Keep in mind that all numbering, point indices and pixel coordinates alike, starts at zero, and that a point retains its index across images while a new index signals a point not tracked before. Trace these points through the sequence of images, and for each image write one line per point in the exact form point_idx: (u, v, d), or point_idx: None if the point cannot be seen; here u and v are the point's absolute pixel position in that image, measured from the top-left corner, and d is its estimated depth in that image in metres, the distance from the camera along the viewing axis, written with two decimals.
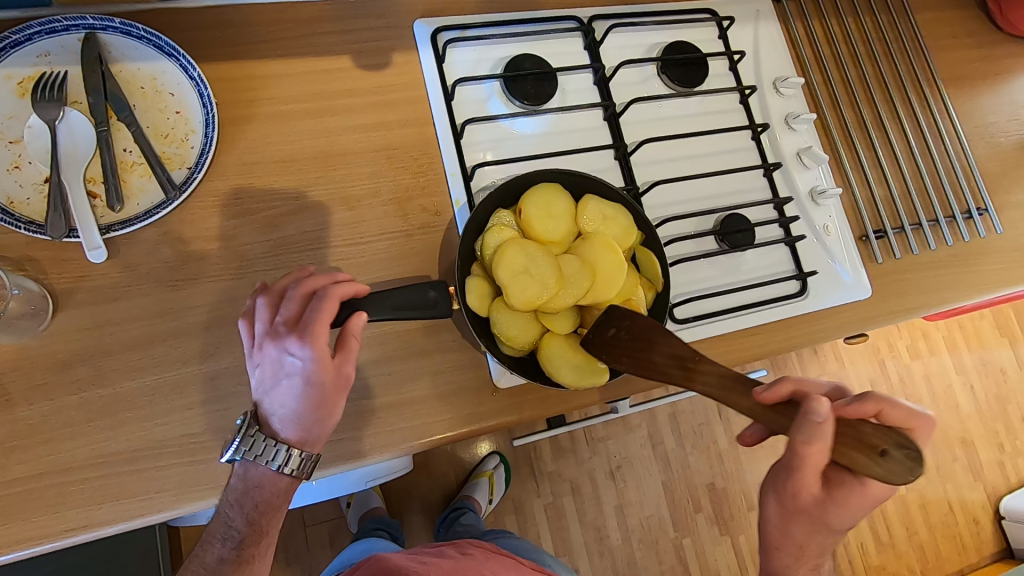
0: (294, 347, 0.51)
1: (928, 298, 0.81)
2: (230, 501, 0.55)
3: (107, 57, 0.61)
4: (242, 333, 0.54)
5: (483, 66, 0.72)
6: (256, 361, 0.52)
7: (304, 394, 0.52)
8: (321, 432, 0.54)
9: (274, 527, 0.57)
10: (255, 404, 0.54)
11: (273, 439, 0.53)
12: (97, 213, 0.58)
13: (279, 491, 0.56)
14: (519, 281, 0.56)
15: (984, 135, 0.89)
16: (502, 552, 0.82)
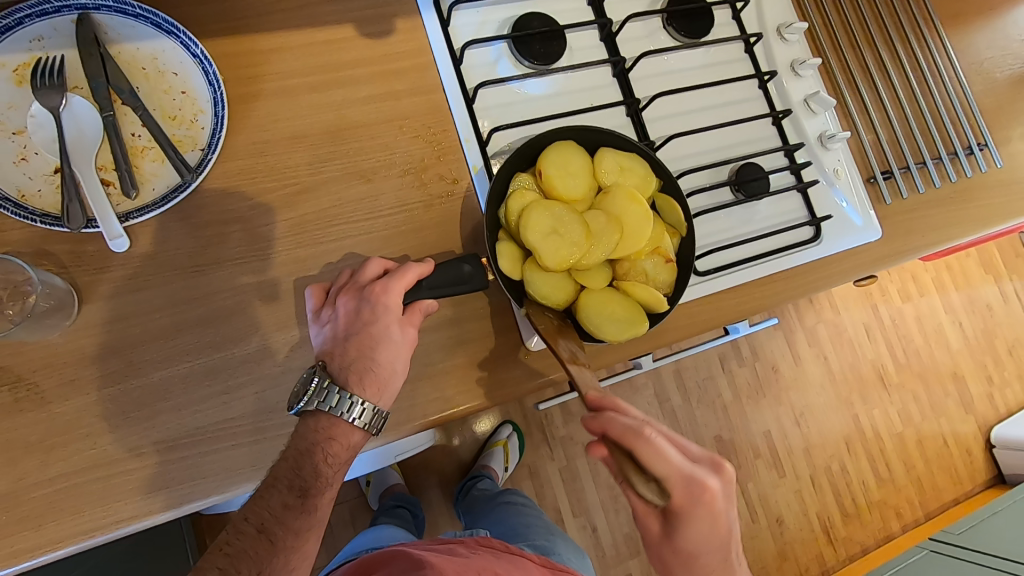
0: (373, 295, 0.54)
1: (934, 235, 0.83)
2: (302, 447, 0.52)
3: (103, 38, 0.58)
4: (310, 296, 0.56)
5: (489, 28, 0.71)
6: (328, 317, 0.55)
7: (379, 341, 0.54)
8: (391, 387, 0.54)
9: (335, 483, 0.54)
10: (320, 360, 0.54)
11: (345, 391, 0.53)
12: (113, 201, 0.57)
13: (347, 447, 0.54)
14: (551, 243, 0.56)
15: (980, 72, 0.90)
16: (513, 551, 0.76)
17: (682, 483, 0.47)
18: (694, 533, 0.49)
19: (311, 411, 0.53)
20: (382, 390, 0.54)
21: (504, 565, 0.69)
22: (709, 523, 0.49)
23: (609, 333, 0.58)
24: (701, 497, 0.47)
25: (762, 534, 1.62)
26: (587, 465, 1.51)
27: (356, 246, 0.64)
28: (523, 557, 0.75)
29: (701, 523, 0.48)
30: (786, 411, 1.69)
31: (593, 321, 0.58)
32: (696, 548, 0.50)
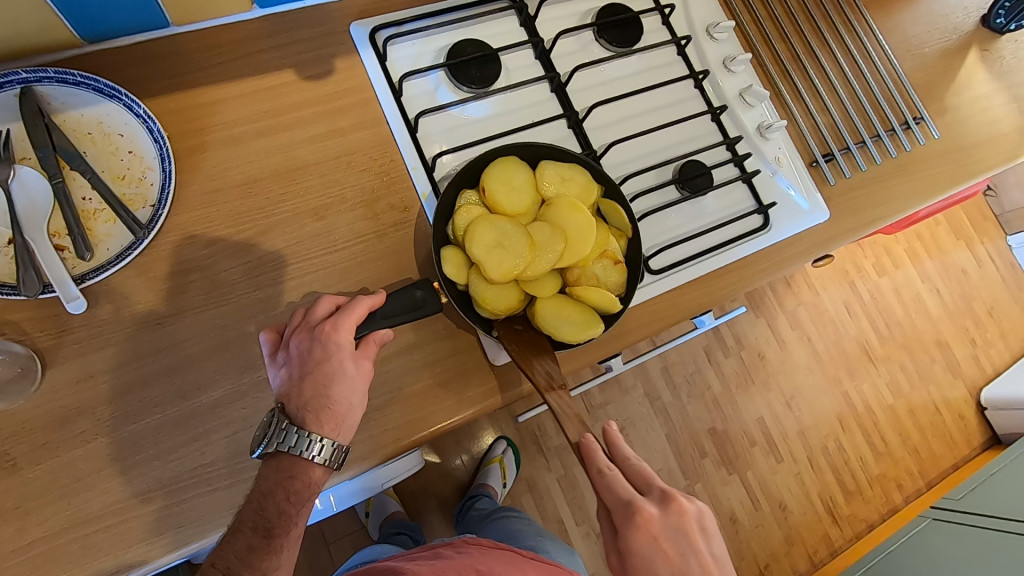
0: (324, 334, 0.55)
1: (881, 211, 0.86)
2: (265, 489, 0.53)
3: (47, 108, 0.60)
4: (264, 339, 0.57)
5: (426, 58, 0.73)
6: (283, 359, 0.56)
7: (333, 377, 0.55)
8: (350, 421, 0.56)
9: (301, 521, 0.55)
10: (279, 402, 0.55)
11: (304, 430, 0.54)
12: (68, 265, 0.58)
13: (311, 483, 0.55)
14: (496, 257, 0.57)
15: (909, 49, 0.93)
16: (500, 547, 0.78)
17: (623, 508, 0.52)
18: (646, 566, 0.51)
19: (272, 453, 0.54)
20: (341, 425, 0.55)
21: (487, 562, 0.71)
22: (650, 549, 0.51)
23: (567, 335, 0.59)
24: (660, 547, 0.51)
25: (766, 520, 1.63)
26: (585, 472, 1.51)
27: (314, 282, 0.65)
28: (511, 551, 0.77)
29: (641, 556, 0.51)
30: (776, 396, 1.70)
31: (550, 324, 0.60)
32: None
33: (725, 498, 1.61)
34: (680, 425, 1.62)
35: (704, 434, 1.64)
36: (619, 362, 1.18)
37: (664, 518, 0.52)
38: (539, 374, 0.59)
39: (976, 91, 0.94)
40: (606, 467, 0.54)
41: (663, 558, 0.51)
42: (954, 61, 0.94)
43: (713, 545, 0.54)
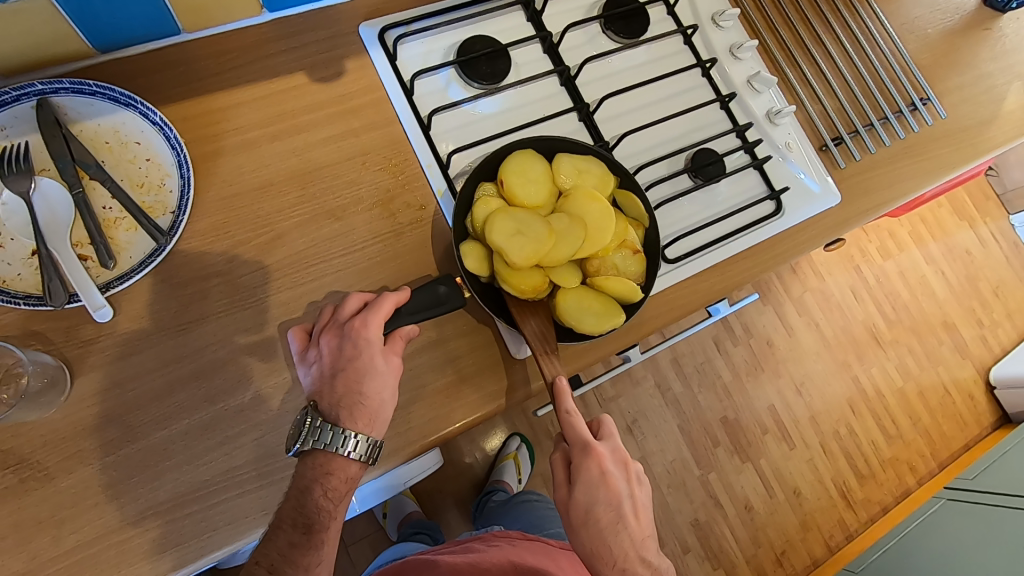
0: (354, 330, 0.56)
1: (891, 192, 0.86)
2: (302, 486, 0.54)
3: (64, 119, 0.60)
4: (293, 339, 0.57)
5: (435, 56, 0.73)
6: (314, 357, 0.56)
7: (365, 374, 0.55)
8: (382, 417, 0.56)
9: (338, 515, 0.57)
10: (311, 401, 0.56)
11: (338, 427, 0.54)
12: (92, 274, 0.58)
13: (347, 479, 0.56)
14: (517, 243, 0.57)
15: (912, 30, 0.93)
16: (523, 534, 0.93)
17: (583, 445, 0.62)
18: (590, 489, 0.62)
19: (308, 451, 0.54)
20: (374, 421, 0.55)
21: (518, 550, 0.85)
22: (597, 480, 0.62)
23: (589, 326, 0.60)
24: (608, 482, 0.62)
25: (781, 507, 1.63)
26: None
27: (335, 282, 0.65)
28: (539, 543, 0.90)
29: (589, 482, 0.62)
30: (786, 383, 1.71)
31: (572, 316, 0.60)
32: (586, 507, 0.62)
33: (739, 485, 1.62)
34: (692, 415, 1.63)
35: (716, 422, 1.64)
36: (638, 351, 1.17)
37: (614, 461, 0.63)
38: (534, 338, 0.60)
39: (980, 71, 0.94)
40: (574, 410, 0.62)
41: (608, 487, 0.62)
42: (957, 41, 0.94)
43: (643, 493, 0.67)
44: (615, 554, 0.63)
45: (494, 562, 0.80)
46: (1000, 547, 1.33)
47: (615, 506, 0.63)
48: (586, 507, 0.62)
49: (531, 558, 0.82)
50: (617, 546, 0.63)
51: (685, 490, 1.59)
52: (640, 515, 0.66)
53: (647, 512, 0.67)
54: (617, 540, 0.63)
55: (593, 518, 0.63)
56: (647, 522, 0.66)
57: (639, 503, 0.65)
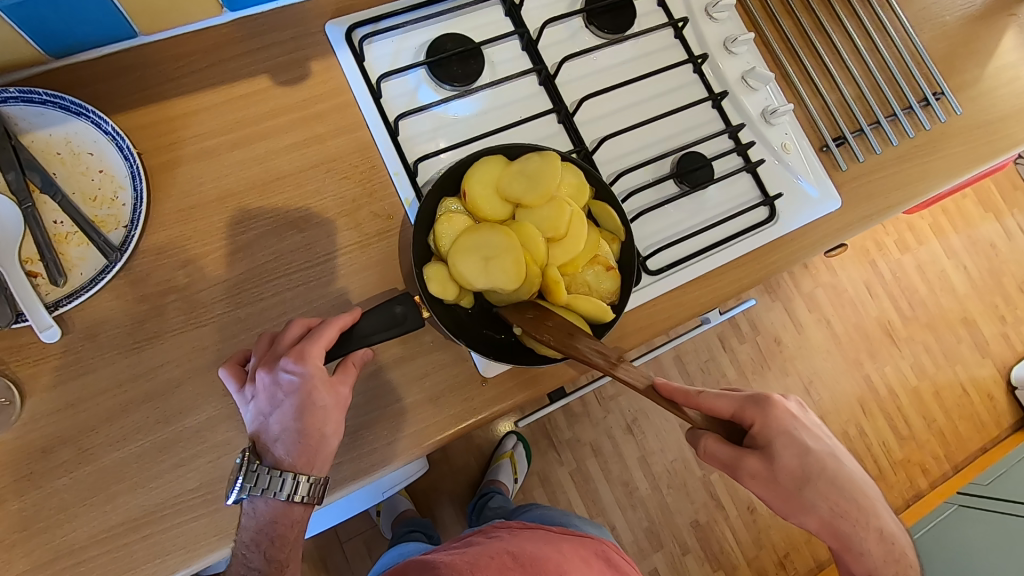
0: (290, 364, 0.52)
1: (899, 194, 0.81)
2: (246, 542, 0.54)
3: (14, 129, 0.58)
4: (229, 375, 0.54)
5: (405, 56, 0.69)
6: (249, 392, 0.53)
7: (303, 410, 0.52)
8: (324, 451, 0.54)
9: (293, 561, 0.56)
10: (251, 438, 0.54)
11: (277, 469, 0.52)
12: (42, 291, 0.57)
13: (293, 522, 0.55)
14: (499, 270, 0.55)
15: (928, 18, 0.85)
16: (529, 526, 0.79)
17: (750, 399, 0.59)
18: (789, 437, 0.58)
19: (247, 498, 0.52)
20: (314, 457, 0.53)
21: (520, 540, 0.72)
22: (789, 428, 0.58)
23: (551, 349, 0.58)
24: (800, 422, 0.59)
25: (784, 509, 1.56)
26: (598, 464, 1.49)
27: (296, 297, 0.63)
28: (544, 530, 0.78)
29: (782, 435, 0.58)
30: (794, 381, 1.65)
31: (534, 339, 0.58)
32: (795, 460, 0.58)
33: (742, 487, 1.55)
34: None
35: None
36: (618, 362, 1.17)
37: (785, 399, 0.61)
38: (593, 353, 0.55)
39: (1002, 61, 0.87)
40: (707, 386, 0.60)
41: (803, 432, 0.59)
42: (977, 29, 0.87)
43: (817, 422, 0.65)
44: (850, 489, 0.59)
45: (491, 555, 0.66)
46: (1008, 559, 1.28)
47: (819, 441, 0.60)
48: (800, 464, 0.58)
49: (533, 547, 0.70)
50: (845, 483, 0.59)
51: (686, 491, 1.52)
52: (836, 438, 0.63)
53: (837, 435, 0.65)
54: (842, 480, 0.59)
55: (817, 471, 0.58)
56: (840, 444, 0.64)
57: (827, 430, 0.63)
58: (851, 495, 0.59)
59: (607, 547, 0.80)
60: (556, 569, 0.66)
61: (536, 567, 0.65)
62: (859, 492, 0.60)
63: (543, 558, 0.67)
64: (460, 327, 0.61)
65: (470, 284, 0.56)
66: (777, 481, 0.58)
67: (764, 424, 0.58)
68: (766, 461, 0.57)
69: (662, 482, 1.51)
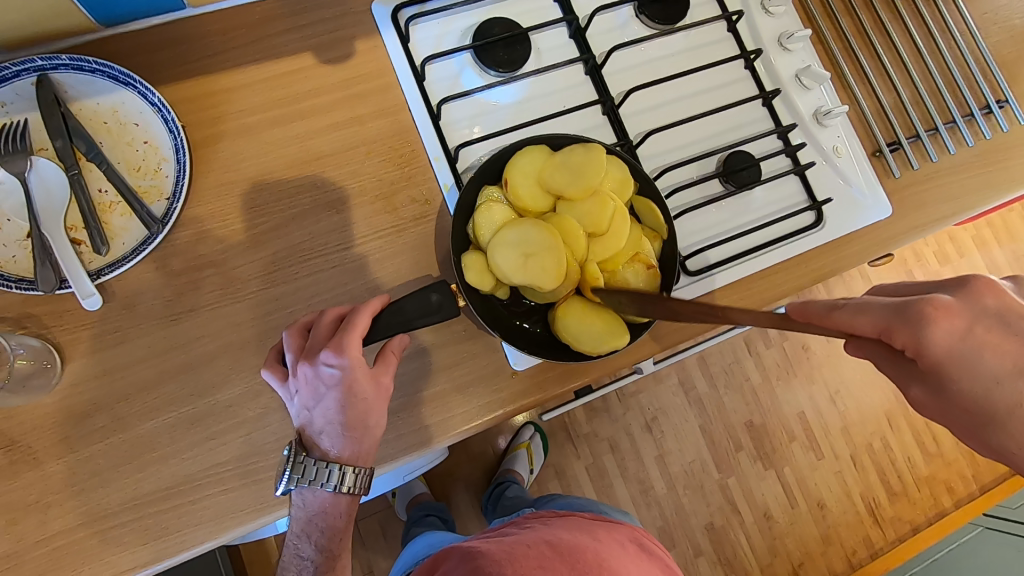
0: (330, 357, 0.51)
1: (954, 204, 0.77)
2: (298, 531, 0.56)
3: (64, 97, 0.59)
4: (269, 370, 0.53)
5: (450, 39, 0.68)
6: (292, 388, 0.52)
7: (349, 403, 0.52)
8: (372, 440, 0.54)
9: (345, 550, 0.57)
10: (297, 431, 0.54)
11: (324, 461, 0.53)
12: (84, 259, 0.58)
13: (341, 515, 0.56)
14: (539, 267, 0.54)
15: (995, 20, 0.81)
16: (560, 515, 0.78)
17: (899, 312, 0.45)
18: (961, 365, 0.44)
19: (294, 489, 0.52)
20: (362, 447, 0.53)
21: (554, 529, 0.70)
22: (953, 350, 0.44)
23: (587, 346, 0.56)
24: (976, 337, 0.44)
25: (801, 518, 1.53)
26: (615, 460, 1.48)
27: (331, 279, 0.63)
28: (575, 517, 0.76)
29: (952, 363, 0.44)
30: (819, 390, 1.58)
31: (571, 334, 0.56)
32: (970, 395, 0.44)
33: (760, 493, 1.53)
34: (715, 416, 1.54)
35: (742, 427, 1.55)
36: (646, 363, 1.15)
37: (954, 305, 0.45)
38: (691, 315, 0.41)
39: None
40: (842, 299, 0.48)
41: (984, 344, 0.44)
42: None
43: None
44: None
45: (528, 544, 0.65)
46: None
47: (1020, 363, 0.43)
48: (978, 397, 0.44)
49: (568, 536, 0.68)
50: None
51: (703, 493, 1.51)
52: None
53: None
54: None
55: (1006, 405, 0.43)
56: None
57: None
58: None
59: (639, 530, 0.78)
60: (594, 556, 0.64)
61: (574, 554, 0.63)
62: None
63: (581, 547, 0.65)
64: (494, 318, 0.60)
65: (509, 279, 0.55)
66: (945, 413, 0.46)
67: (925, 352, 0.44)
68: (927, 390, 0.46)
69: (678, 483, 1.50)
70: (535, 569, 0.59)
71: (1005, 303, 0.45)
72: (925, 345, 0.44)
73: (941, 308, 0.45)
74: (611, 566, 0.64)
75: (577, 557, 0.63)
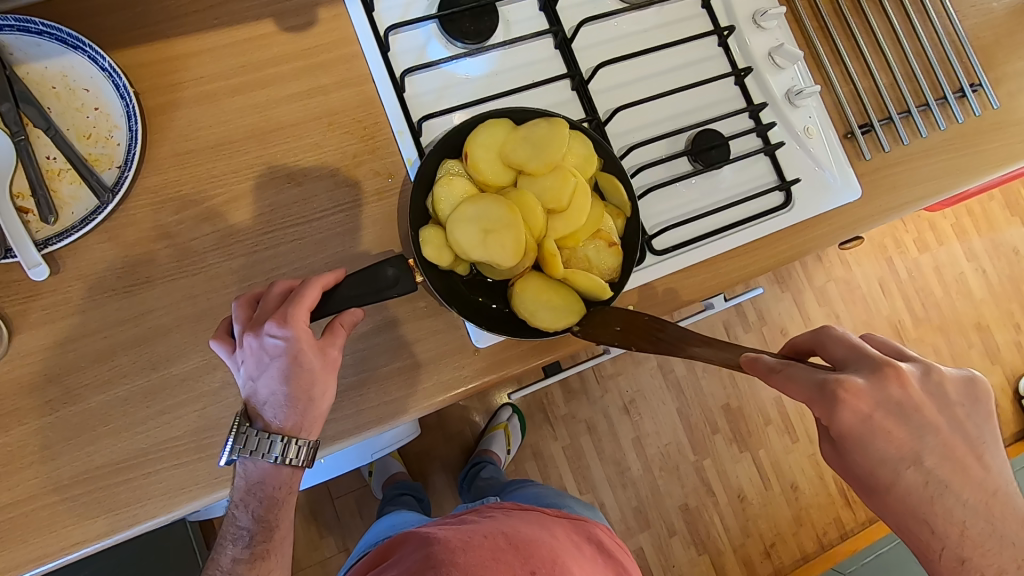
0: (274, 328, 0.50)
1: (924, 188, 0.77)
2: (236, 501, 0.55)
3: (10, 59, 0.57)
4: (218, 339, 0.53)
5: (416, 8, 0.66)
6: (239, 357, 0.52)
7: (293, 374, 0.51)
8: (318, 412, 0.53)
9: (284, 522, 0.57)
10: (244, 401, 0.53)
11: (266, 432, 0.53)
12: (32, 228, 0.56)
13: (281, 485, 0.56)
14: (498, 245, 0.53)
15: (974, 3, 0.80)
16: (522, 507, 0.78)
17: (819, 392, 0.47)
18: (863, 442, 0.49)
19: (238, 459, 0.53)
20: (308, 419, 0.53)
21: (513, 521, 0.70)
22: (881, 433, 0.48)
23: (543, 322, 0.56)
24: (877, 423, 0.48)
25: (775, 500, 1.55)
26: (591, 442, 1.49)
27: (291, 252, 0.62)
28: (537, 512, 0.77)
29: (877, 444, 0.49)
30: None
31: (526, 309, 0.56)
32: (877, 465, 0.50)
33: (734, 475, 1.54)
34: (692, 399, 1.55)
35: (719, 410, 1.56)
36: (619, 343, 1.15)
37: (871, 388, 0.48)
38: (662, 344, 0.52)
39: None
40: (783, 360, 0.49)
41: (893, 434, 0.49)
42: None
43: (960, 397, 0.52)
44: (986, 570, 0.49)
45: (485, 535, 0.65)
46: None
47: (906, 449, 0.49)
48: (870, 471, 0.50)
49: (527, 529, 0.68)
50: (951, 519, 0.49)
51: (678, 475, 1.52)
52: (960, 427, 0.50)
53: (978, 432, 0.51)
54: (939, 512, 0.49)
55: (896, 484, 0.49)
56: (978, 441, 0.51)
57: (945, 398, 0.51)
58: (967, 518, 0.50)
59: (598, 531, 0.78)
60: (549, 551, 0.64)
61: (530, 548, 0.63)
62: (980, 527, 0.50)
63: (537, 540, 0.66)
64: (454, 294, 0.59)
65: (467, 254, 0.54)
66: (848, 471, 0.52)
67: (849, 430, 0.48)
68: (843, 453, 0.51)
69: (654, 464, 1.51)
70: (487, 561, 0.60)
71: (909, 393, 0.49)
72: (858, 424, 0.48)
73: (854, 392, 0.48)
74: (565, 561, 0.64)
75: (532, 551, 0.63)
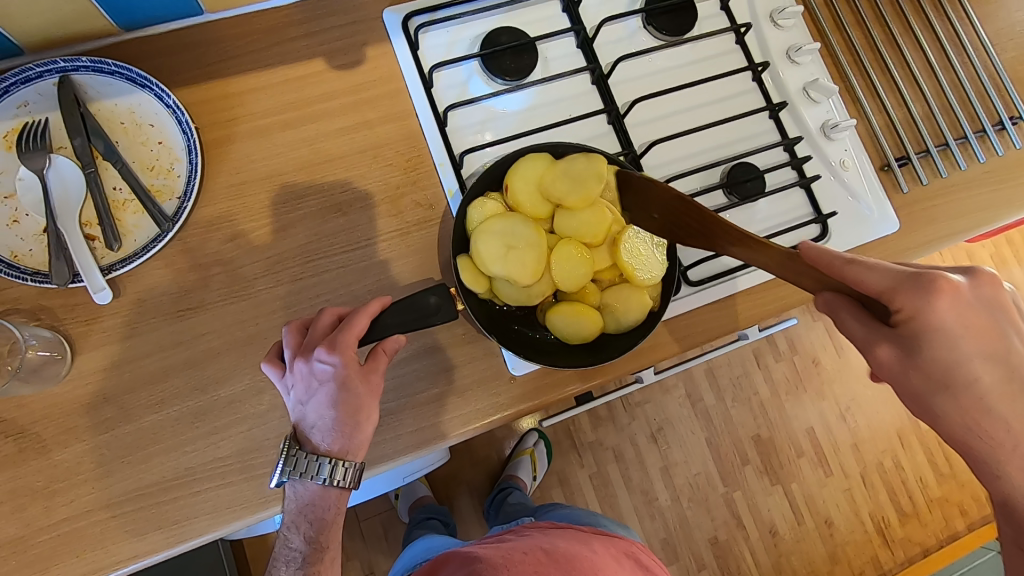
0: (323, 355, 0.52)
1: (965, 220, 0.76)
2: (288, 523, 0.57)
3: (84, 97, 0.61)
4: (268, 365, 0.55)
5: (459, 47, 0.69)
6: (289, 382, 0.54)
7: (341, 399, 0.53)
8: (362, 438, 0.55)
9: (333, 544, 0.58)
10: (294, 424, 0.55)
11: (314, 455, 0.54)
12: (97, 255, 0.60)
13: (331, 506, 0.57)
14: (518, 261, 0.55)
15: (1011, 36, 0.80)
16: (559, 526, 0.78)
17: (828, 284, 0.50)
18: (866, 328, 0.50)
19: (288, 480, 0.54)
20: (354, 446, 0.54)
21: (551, 538, 0.70)
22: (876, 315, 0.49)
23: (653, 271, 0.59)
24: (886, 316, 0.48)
25: (809, 536, 1.50)
26: (618, 470, 1.48)
27: (336, 279, 0.64)
28: (572, 530, 0.77)
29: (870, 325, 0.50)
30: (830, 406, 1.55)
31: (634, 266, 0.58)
32: (880, 356, 0.50)
33: (766, 508, 1.50)
34: (722, 429, 1.52)
35: (749, 441, 1.52)
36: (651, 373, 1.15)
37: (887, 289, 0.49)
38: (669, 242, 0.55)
39: None
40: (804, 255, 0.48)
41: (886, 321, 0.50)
42: None
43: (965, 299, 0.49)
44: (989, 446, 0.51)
45: (525, 551, 0.65)
46: None
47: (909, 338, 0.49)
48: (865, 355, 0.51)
49: (565, 546, 0.68)
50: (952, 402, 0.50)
51: (707, 506, 1.49)
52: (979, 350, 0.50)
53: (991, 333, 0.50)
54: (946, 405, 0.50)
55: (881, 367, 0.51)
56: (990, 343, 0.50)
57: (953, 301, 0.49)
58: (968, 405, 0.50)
59: (634, 546, 0.78)
60: (589, 567, 0.64)
61: (570, 563, 0.64)
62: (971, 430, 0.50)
63: (577, 557, 0.66)
64: (491, 321, 0.61)
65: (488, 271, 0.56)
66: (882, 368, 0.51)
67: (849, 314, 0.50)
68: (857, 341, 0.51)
69: (682, 494, 1.48)
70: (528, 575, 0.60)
71: (946, 298, 0.48)
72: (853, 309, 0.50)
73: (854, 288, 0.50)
74: None
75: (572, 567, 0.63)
